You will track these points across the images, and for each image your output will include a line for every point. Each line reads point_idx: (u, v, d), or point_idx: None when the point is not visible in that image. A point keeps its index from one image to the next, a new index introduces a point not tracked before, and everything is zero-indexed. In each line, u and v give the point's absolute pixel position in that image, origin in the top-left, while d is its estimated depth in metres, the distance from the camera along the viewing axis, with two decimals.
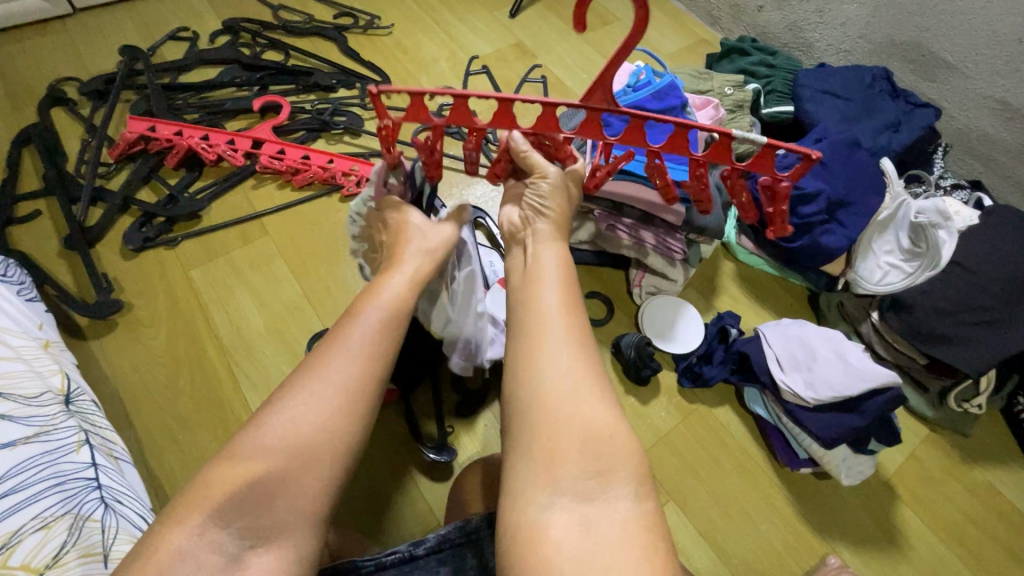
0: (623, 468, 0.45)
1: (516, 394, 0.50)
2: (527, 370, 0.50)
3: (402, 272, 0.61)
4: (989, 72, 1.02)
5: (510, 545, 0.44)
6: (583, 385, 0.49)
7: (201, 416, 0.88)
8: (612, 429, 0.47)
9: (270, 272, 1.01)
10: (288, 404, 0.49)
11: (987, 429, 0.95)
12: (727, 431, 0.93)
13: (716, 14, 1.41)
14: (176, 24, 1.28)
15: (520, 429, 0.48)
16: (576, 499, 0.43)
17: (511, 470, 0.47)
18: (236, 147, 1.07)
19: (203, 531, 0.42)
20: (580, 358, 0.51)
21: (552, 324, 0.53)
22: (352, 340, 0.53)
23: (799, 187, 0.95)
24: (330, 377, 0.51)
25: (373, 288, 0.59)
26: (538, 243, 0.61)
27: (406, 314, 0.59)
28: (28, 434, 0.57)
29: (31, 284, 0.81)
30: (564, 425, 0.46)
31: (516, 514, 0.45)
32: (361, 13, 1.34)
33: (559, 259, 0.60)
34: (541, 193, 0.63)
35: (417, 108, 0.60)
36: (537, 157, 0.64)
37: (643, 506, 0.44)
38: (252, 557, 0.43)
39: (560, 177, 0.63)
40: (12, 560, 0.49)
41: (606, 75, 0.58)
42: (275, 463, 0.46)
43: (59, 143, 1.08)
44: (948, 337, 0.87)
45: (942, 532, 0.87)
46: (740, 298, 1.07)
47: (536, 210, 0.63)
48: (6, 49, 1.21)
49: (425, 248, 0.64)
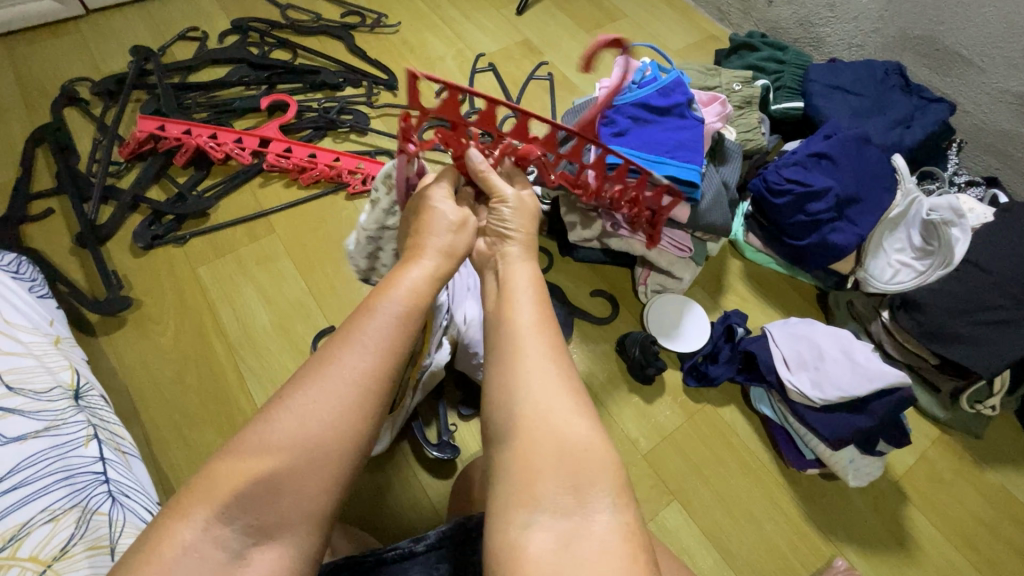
0: (599, 482, 0.45)
1: (497, 411, 0.50)
2: (508, 383, 0.50)
3: (425, 262, 0.60)
4: (1006, 65, 1.00)
5: (491, 561, 0.43)
6: (563, 399, 0.49)
7: (207, 411, 0.89)
8: (589, 445, 0.46)
9: (277, 270, 1.02)
10: (296, 401, 0.48)
11: (1000, 432, 0.93)
12: (732, 431, 0.92)
13: (725, 10, 1.39)
14: (185, 24, 1.30)
15: (501, 440, 0.48)
16: (555, 516, 0.43)
17: (492, 488, 0.47)
18: (244, 146, 1.09)
19: (207, 527, 0.42)
20: (559, 371, 0.51)
21: (526, 338, 0.52)
22: (366, 337, 0.52)
23: (808, 183, 0.94)
24: (343, 373, 0.50)
25: (393, 280, 0.58)
26: (512, 261, 0.61)
27: (422, 310, 0.58)
28: (38, 428, 0.58)
29: (43, 281, 0.82)
30: (541, 441, 0.46)
31: (497, 535, 0.44)
32: (369, 12, 1.34)
33: (530, 277, 0.59)
34: (501, 218, 0.63)
35: (451, 105, 0.61)
36: (494, 180, 0.65)
37: (621, 518, 0.43)
38: (256, 554, 0.44)
39: (519, 200, 0.64)
40: (20, 552, 0.50)
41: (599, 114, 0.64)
42: (278, 460, 0.46)
43: (71, 143, 1.10)
44: (962, 337, 0.85)
45: (952, 535, 0.85)
46: (748, 297, 1.05)
47: (501, 235, 0.63)
48: (22, 50, 1.23)
49: (446, 247, 0.62)
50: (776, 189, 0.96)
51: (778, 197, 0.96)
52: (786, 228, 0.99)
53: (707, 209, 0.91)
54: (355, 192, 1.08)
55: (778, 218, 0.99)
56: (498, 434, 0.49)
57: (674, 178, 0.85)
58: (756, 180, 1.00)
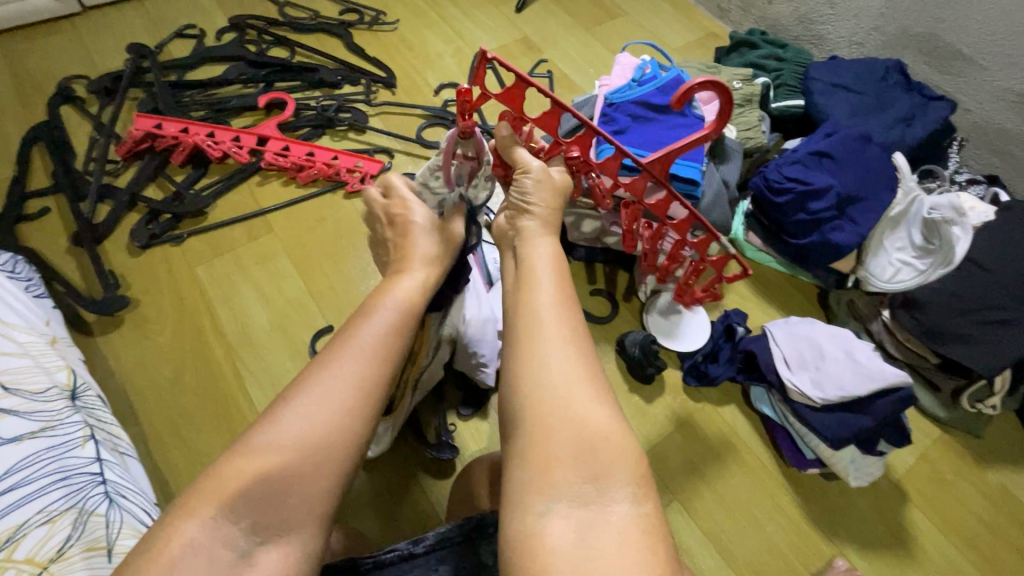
0: (617, 472, 0.44)
1: (515, 396, 0.49)
2: (526, 369, 0.49)
3: (415, 272, 0.62)
4: (1008, 64, 0.99)
5: (508, 551, 0.43)
6: (582, 385, 0.48)
7: (205, 411, 0.88)
8: (608, 432, 0.46)
9: (276, 269, 1.01)
10: (303, 401, 0.48)
11: (1000, 431, 0.93)
12: (732, 431, 0.92)
13: (725, 7, 1.39)
14: (182, 22, 1.29)
15: (516, 426, 0.48)
16: (573, 504, 0.43)
17: (507, 475, 0.46)
18: (241, 144, 1.08)
19: (216, 525, 0.42)
20: (578, 356, 0.50)
21: (546, 319, 0.52)
22: (362, 340, 0.53)
23: (808, 181, 0.94)
24: (343, 373, 0.50)
25: (384, 290, 0.59)
26: (533, 235, 0.60)
27: (416, 314, 0.59)
28: (34, 429, 0.58)
29: (39, 281, 0.81)
30: (559, 429, 0.46)
31: (514, 522, 0.43)
32: (367, 10, 1.34)
33: (551, 256, 0.58)
34: (524, 190, 0.62)
35: (515, 96, 0.66)
36: (522, 154, 0.65)
37: (641, 509, 0.43)
38: (261, 554, 0.43)
39: (544, 173, 0.64)
40: (17, 553, 0.49)
41: (670, 153, 0.69)
42: (290, 459, 0.46)
43: (68, 141, 1.10)
44: (962, 337, 0.85)
45: (954, 535, 0.85)
46: (747, 296, 1.05)
47: (521, 209, 0.62)
48: (18, 48, 1.23)
49: (431, 256, 0.64)
50: (777, 188, 0.96)
51: (779, 196, 0.96)
52: (786, 227, 0.98)
53: (707, 208, 0.91)
54: (353, 190, 1.07)
55: (779, 217, 0.98)
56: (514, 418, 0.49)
57: (675, 177, 0.86)
58: (757, 178, 1.00)
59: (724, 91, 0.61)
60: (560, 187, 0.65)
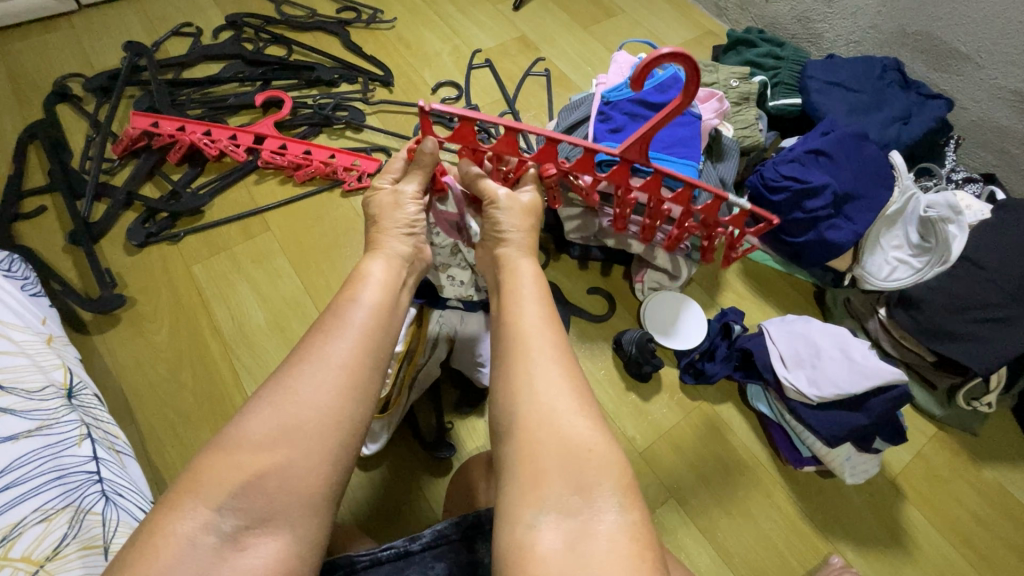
0: (605, 483, 0.44)
1: (502, 410, 0.50)
2: (512, 383, 0.50)
3: (394, 259, 0.62)
4: (1003, 62, 0.99)
5: (499, 559, 0.43)
6: (567, 399, 0.48)
7: (202, 409, 0.88)
8: (594, 445, 0.46)
9: (272, 268, 1.01)
10: (281, 394, 0.48)
11: (996, 427, 0.93)
12: (729, 429, 0.92)
13: (723, 5, 1.39)
14: (178, 19, 1.29)
15: (502, 438, 0.49)
16: (562, 515, 0.43)
17: (497, 488, 0.47)
18: (238, 142, 1.07)
19: (196, 515, 0.42)
20: (563, 372, 0.50)
21: (531, 336, 0.53)
22: (341, 330, 0.53)
23: (804, 180, 0.94)
24: (320, 364, 0.50)
25: (360, 275, 0.59)
26: (512, 261, 0.61)
27: (395, 300, 0.59)
28: (30, 428, 0.58)
29: (35, 279, 0.81)
30: (544, 441, 0.46)
31: (504, 534, 0.44)
32: (365, 8, 1.34)
33: (533, 275, 0.60)
34: (496, 224, 0.63)
35: (466, 133, 0.65)
36: (489, 183, 0.64)
37: (629, 518, 0.43)
38: (249, 539, 0.43)
39: (512, 201, 0.64)
40: (13, 552, 0.50)
41: (643, 136, 0.67)
42: (268, 453, 0.46)
43: (64, 139, 1.09)
44: (958, 335, 0.85)
45: (948, 532, 0.85)
46: (744, 294, 1.05)
47: (497, 240, 0.63)
48: (14, 46, 1.22)
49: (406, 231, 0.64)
50: (772, 185, 0.96)
51: (775, 194, 0.96)
52: (782, 226, 0.99)
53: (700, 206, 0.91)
54: (350, 189, 1.07)
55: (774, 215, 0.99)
56: (504, 429, 0.49)
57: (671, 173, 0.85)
58: (754, 177, 1.00)
59: (687, 61, 0.60)
60: (530, 208, 0.65)
